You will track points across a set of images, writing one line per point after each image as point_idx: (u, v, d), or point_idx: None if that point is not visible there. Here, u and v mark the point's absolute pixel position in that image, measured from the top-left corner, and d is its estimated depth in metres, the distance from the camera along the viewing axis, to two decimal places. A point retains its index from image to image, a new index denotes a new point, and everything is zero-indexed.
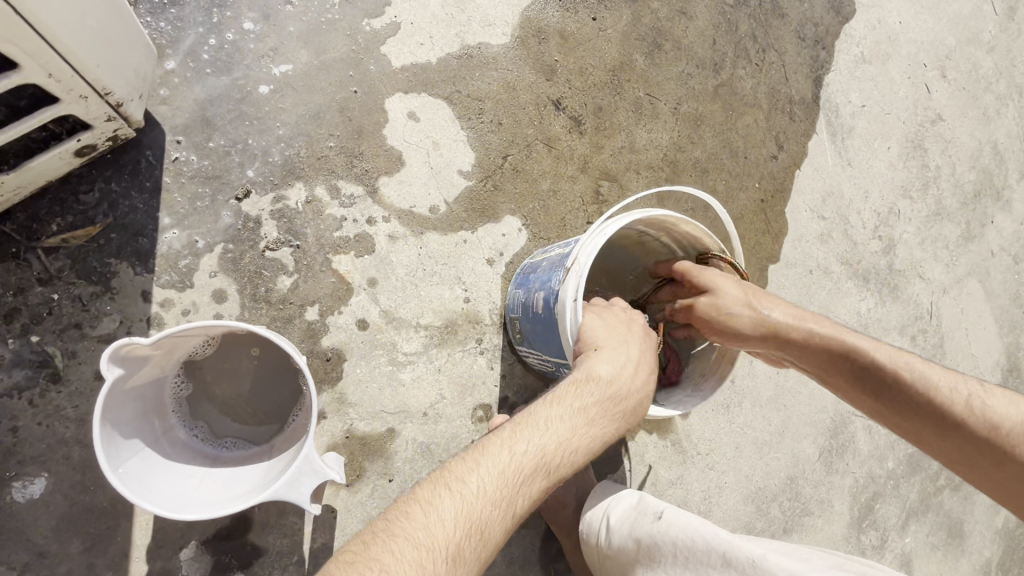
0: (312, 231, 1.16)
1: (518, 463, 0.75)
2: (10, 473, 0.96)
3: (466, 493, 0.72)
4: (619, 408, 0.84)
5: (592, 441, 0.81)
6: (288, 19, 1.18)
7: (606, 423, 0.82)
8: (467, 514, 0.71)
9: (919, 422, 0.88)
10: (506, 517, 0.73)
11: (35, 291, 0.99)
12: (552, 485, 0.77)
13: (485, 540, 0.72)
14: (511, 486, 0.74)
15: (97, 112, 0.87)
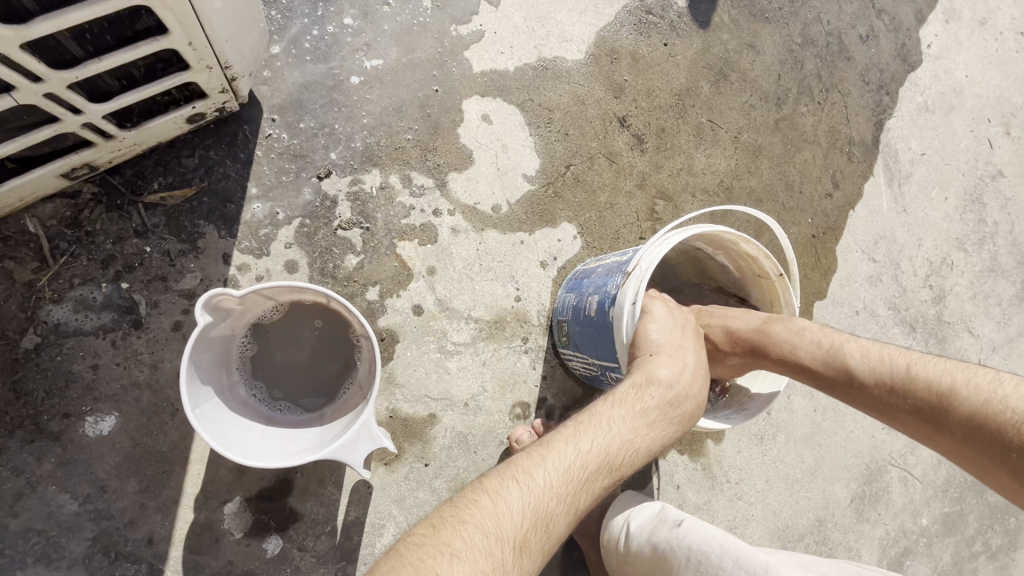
0: (381, 216, 1.22)
1: (583, 459, 0.79)
2: (85, 407, 1.02)
3: (534, 485, 0.75)
4: (674, 415, 0.89)
5: (651, 442, 0.85)
6: (384, 19, 1.26)
7: (663, 428, 0.87)
8: (535, 508, 0.74)
9: (918, 427, 0.87)
10: (569, 512, 0.76)
11: (131, 242, 1.06)
12: (612, 482, 0.81)
13: (551, 533, 0.74)
14: (576, 482, 0.78)
15: (215, 83, 0.95)
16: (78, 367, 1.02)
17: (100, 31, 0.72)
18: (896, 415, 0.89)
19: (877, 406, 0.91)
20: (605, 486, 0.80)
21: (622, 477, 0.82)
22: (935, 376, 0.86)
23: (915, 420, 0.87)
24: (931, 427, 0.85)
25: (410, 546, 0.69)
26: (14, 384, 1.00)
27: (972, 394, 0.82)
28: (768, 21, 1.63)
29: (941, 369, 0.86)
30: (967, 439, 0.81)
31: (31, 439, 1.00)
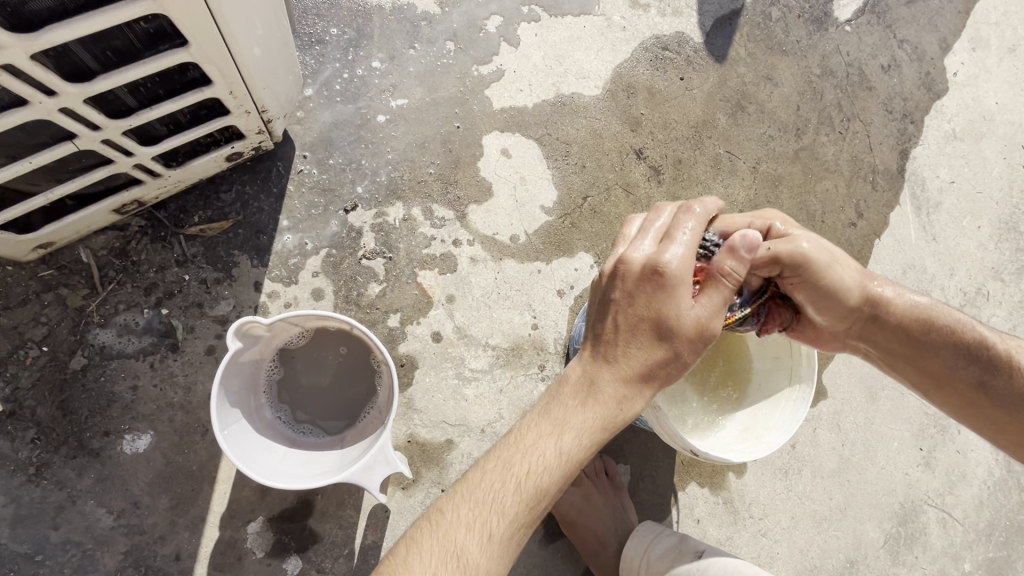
0: (403, 246, 1.28)
1: (487, 484, 0.78)
2: (123, 426, 1.08)
3: (444, 523, 0.77)
4: (591, 408, 0.79)
5: (561, 444, 0.78)
6: (410, 61, 1.34)
7: (575, 428, 0.78)
8: (447, 546, 0.75)
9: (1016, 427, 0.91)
10: (485, 540, 0.76)
11: (172, 270, 1.14)
12: (531, 497, 0.77)
13: (467, 567, 0.74)
14: (480, 509, 0.77)
15: (253, 125, 1.03)
16: (120, 388, 1.09)
17: (154, 85, 0.80)
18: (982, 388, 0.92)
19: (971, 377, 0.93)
20: (526, 503, 0.77)
21: (544, 489, 0.77)
22: None
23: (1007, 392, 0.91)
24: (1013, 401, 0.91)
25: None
26: (61, 403, 1.06)
27: None
28: (785, 53, 1.65)
29: None
30: None
31: (73, 456, 1.06)
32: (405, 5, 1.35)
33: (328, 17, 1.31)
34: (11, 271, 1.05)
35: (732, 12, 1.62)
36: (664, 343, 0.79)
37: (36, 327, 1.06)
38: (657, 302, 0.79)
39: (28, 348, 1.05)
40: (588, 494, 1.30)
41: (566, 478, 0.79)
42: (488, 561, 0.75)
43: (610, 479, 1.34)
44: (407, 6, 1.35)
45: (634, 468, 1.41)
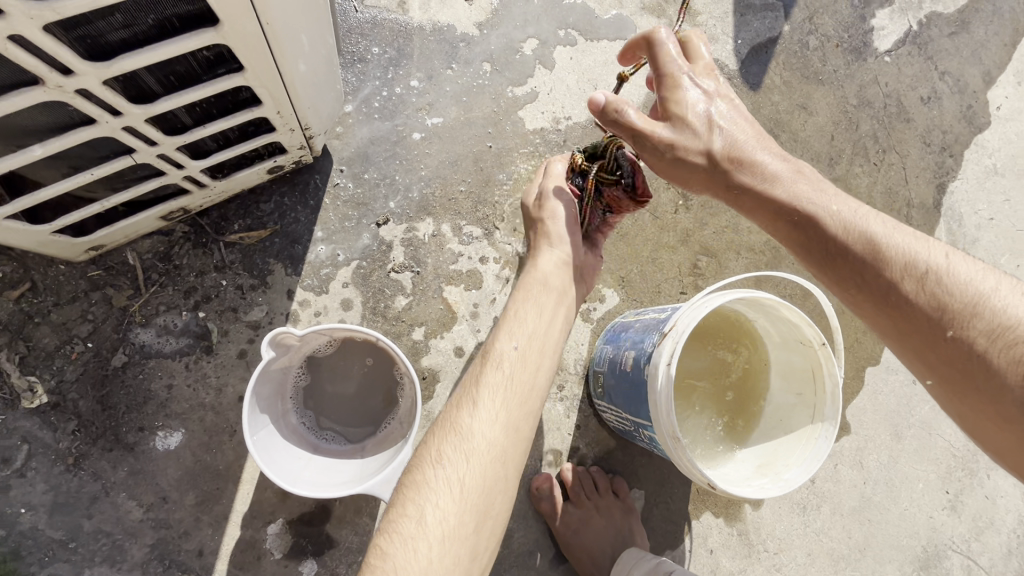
0: (431, 261, 1.31)
1: (473, 369, 0.88)
2: (156, 423, 1.13)
3: (444, 412, 0.84)
4: (524, 289, 0.93)
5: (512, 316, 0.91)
6: (447, 81, 1.37)
7: (517, 297, 0.92)
8: (444, 425, 0.82)
9: (925, 334, 0.74)
10: (472, 409, 0.82)
11: (211, 275, 1.18)
12: (499, 364, 0.85)
13: (463, 434, 0.80)
14: (467, 388, 0.85)
15: (295, 142, 1.08)
16: (156, 386, 1.13)
17: (207, 105, 0.84)
18: (927, 353, 0.75)
19: (923, 338, 0.75)
20: (495, 368, 0.85)
21: (506, 354, 0.86)
22: (970, 278, 0.75)
23: (967, 364, 0.72)
24: (976, 384, 0.71)
25: (382, 523, 0.76)
26: (101, 398, 1.11)
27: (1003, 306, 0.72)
28: (821, 83, 1.64)
29: (977, 271, 0.75)
30: (988, 349, 0.70)
31: (109, 449, 1.10)
32: (445, 26, 1.39)
33: (371, 36, 1.35)
34: (64, 269, 1.11)
35: (768, 40, 1.62)
36: (540, 228, 0.98)
37: (82, 324, 1.11)
38: (530, 212, 1.03)
39: (74, 343, 1.11)
40: (587, 516, 1.30)
41: (522, 341, 0.88)
42: (481, 425, 0.80)
43: (614, 502, 1.33)
44: (448, 28, 1.39)
45: (649, 493, 1.40)
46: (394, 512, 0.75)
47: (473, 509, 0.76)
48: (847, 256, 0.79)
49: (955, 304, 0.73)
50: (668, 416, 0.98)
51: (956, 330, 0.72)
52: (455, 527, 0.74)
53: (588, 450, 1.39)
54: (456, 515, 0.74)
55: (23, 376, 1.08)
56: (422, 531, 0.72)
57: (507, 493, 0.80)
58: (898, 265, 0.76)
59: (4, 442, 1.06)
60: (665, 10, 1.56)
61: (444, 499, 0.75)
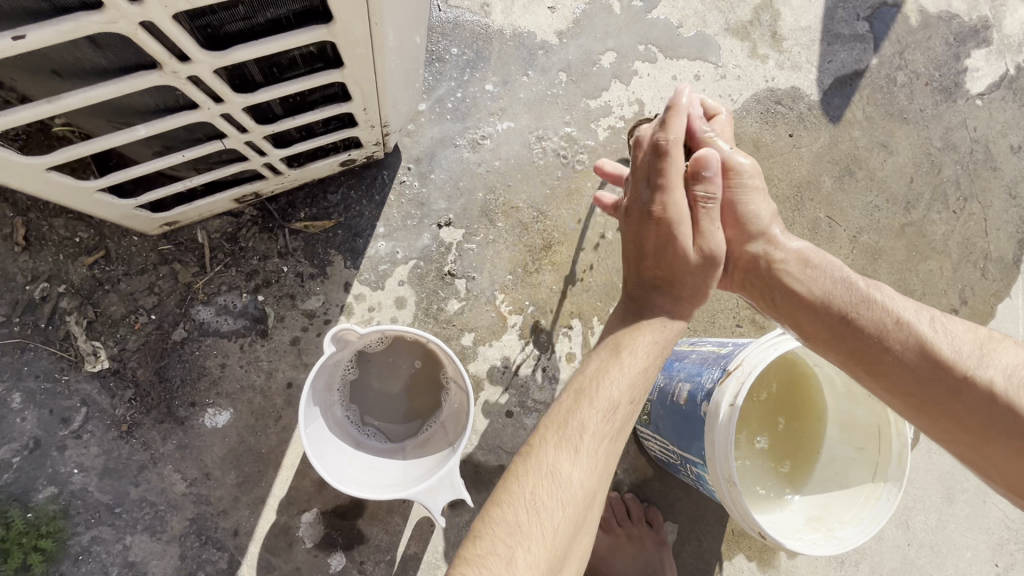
0: (487, 267, 1.29)
1: (569, 410, 0.83)
2: (207, 400, 1.14)
3: (535, 449, 0.81)
4: (654, 345, 0.88)
5: (636, 372, 0.85)
6: (522, 88, 1.36)
7: (635, 347, 0.87)
8: (538, 461, 0.79)
9: (931, 397, 0.80)
10: (574, 454, 0.79)
11: (273, 260, 1.20)
12: (607, 410, 0.82)
13: (561, 479, 0.77)
14: (564, 429, 0.81)
15: (372, 138, 1.08)
16: (210, 363, 1.15)
17: (300, 98, 0.85)
18: (948, 409, 0.79)
19: (940, 396, 0.80)
20: (604, 415, 0.82)
21: (613, 401, 0.83)
22: (962, 333, 0.82)
23: (984, 414, 0.77)
24: (1002, 430, 0.75)
25: (465, 546, 0.73)
26: (158, 369, 1.13)
27: (999, 362, 0.79)
28: (906, 121, 1.57)
29: (966, 327, 0.83)
30: (998, 403, 0.76)
31: (161, 420, 1.12)
32: (526, 32, 1.37)
33: (451, 36, 1.34)
34: (136, 241, 1.14)
35: (854, 72, 1.56)
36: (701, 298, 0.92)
37: (149, 296, 1.14)
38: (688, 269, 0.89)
39: (139, 314, 1.13)
40: (616, 543, 1.29)
41: (634, 390, 0.85)
42: (580, 473, 0.78)
43: (644, 531, 1.30)
44: (528, 34, 1.37)
45: (682, 527, 1.36)
46: (481, 537, 0.73)
47: (562, 554, 0.74)
48: (860, 321, 0.86)
49: (964, 358, 0.79)
50: (726, 459, 0.95)
51: (971, 380, 0.78)
52: (544, 573, 0.71)
53: (624, 476, 1.36)
54: (547, 559, 0.72)
55: (88, 341, 1.10)
56: (512, 573, 0.69)
57: (588, 535, 0.79)
58: (906, 326, 0.84)
59: (64, 403, 1.08)
60: (750, 33, 1.51)
61: (536, 543, 0.72)
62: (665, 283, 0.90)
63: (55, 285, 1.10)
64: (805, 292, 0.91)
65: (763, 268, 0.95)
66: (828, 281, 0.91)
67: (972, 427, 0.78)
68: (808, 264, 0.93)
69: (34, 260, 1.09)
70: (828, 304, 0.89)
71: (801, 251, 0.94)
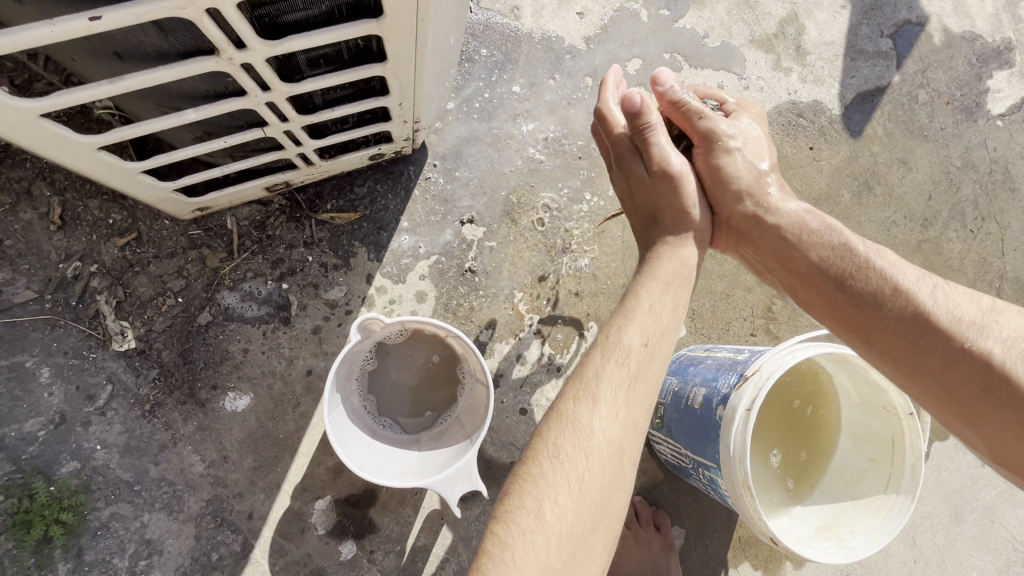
0: (506, 265, 1.31)
1: (586, 363, 0.86)
2: (228, 384, 1.16)
3: (557, 406, 0.84)
4: (659, 279, 0.91)
5: (644, 308, 0.88)
6: (548, 90, 1.38)
7: (645, 291, 0.90)
8: (558, 419, 0.82)
9: (925, 365, 0.80)
10: (592, 405, 0.81)
11: (299, 250, 1.22)
12: (622, 356, 0.85)
13: (581, 431, 0.79)
14: (582, 382, 0.84)
15: (403, 133, 1.10)
16: (233, 348, 1.17)
17: (340, 90, 0.87)
18: (944, 380, 0.79)
19: (935, 364, 0.79)
20: (619, 361, 0.84)
21: (629, 348, 0.85)
22: (964, 301, 0.81)
23: (978, 385, 0.76)
24: (995, 403, 0.75)
25: (495, 512, 0.77)
26: (183, 351, 1.15)
27: (1001, 331, 0.78)
28: (926, 139, 1.58)
29: (967, 295, 0.82)
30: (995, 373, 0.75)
31: (182, 402, 1.14)
32: (554, 36, 1.40)
33: (481, 38, 1.37)
34: (168, 225, 1.16)
35: (876, 88, 1.57)
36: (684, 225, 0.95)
37: (177, 279, 1.16)
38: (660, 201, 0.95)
39: (166, 296, 1.15)
40: (623, 545, 1.30)
41: (650, 335, 0.87)
42: (600, 423, 0.80)
43: (652, 535, 1.30)
44: (556, 38, 1.40)
45: (689, 532, 1.36)
46: (508, 506, 0.76)
47: (591, 508, 0.76)
48: (857, 287, 0.85)
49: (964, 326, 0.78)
50: (742, 464, 0.96)
51: (970, 349, 0.77)
52: (573, 523, 0.74)
53: (633, 478, 1.37)
54: (574, 511, 0.75)
55: (117, 320, 1.13)
56: (540, 525, 0.73)
57: (623, 491, 0.80)
58: (907, 293, 0.82)
59: (91, 380, 1.10)
60: (774, 46, 1.53)
61: (561, 496, 0.75)
62: (648, 220, 0.97)
63: (87, 264, 1.13)
64: (800, 259, 0.91)
65: (753, 227, 0.96)
66: (825, 245, 0.89)
67: (966, 397, 0.77)
68: (804, 228, 0.92)
69: (68, 239, 1.12)
70: (825, 271, 0.88)
71: (797, 214, 0.93)
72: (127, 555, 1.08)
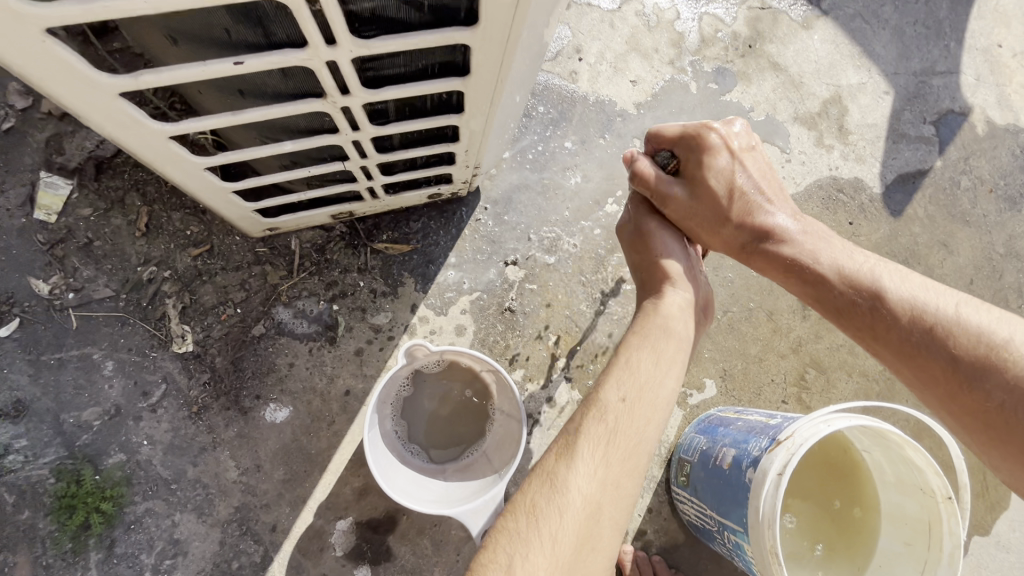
0: (545, 308, 1.36)
1: (570, 422, 0.90)
2: (271, 396, 1.22)
3: (542, 463, 0.86)
4: (639, 339, 0.94)
5: (620, 367, 0.92)
6: (598, 148, 1.47)
7: (626, 354, 0.93)
8: (541, 474, 0.84)
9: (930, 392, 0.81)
10: (570, 460, 0.83)
11: (352, 274, 1.29)
12: (601, 413, 0.87)
13: (558, 486, 0.81)
14: (565, 440, 0.87)
15: (463, 176, 1.18)
16: (281, 361, 1.23)
17: (416, 135, 0.96)
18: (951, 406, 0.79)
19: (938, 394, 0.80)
20: (597, 420, 0.87)
21: (610, 406, 0.88)
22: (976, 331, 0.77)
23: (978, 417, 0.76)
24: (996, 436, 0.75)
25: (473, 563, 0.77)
26: (234, 359, 1.21)
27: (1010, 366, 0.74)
28: (968, 223, 1.59)
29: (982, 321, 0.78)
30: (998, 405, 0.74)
31: (227, 407, 1.19)
32: (607, 100, 1.50)
33: (540, 96, 1.48)
34: (238, 240, 1.26)
35: (918, 171, 1.61)
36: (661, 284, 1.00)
37: (239, 291, 1.24)
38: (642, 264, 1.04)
39: (227, 306, 1.23)
40: None
41: (632, 395, 0.89)
42: (577, 479, 0.81)
43: None
44: (609, 101, 1.50)
45: None
46: (484, 558, 0.76)
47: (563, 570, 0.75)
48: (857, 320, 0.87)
49: (972, 355, 0.76)
50: (770, 529, 0.95)
51: (976, 382, 0.75)
52: None
53: (653, 537, 1.34)
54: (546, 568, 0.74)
55: (180, 324, 1.20)
56: None
57: (601, 555, 0.79)
58: (903, 329, 0.82)
59: (148, 377, 1.17)
60: (818, 124, 1.60)
61: (534, 553, 0.75)
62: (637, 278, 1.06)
63: (162, 270, 1.22)
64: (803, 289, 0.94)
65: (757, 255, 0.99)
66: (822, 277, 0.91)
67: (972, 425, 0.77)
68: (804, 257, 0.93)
69: (149, 245, 1.22)
70: (829, 301, 0.90)
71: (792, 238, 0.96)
72: (154, 553, 1.11)
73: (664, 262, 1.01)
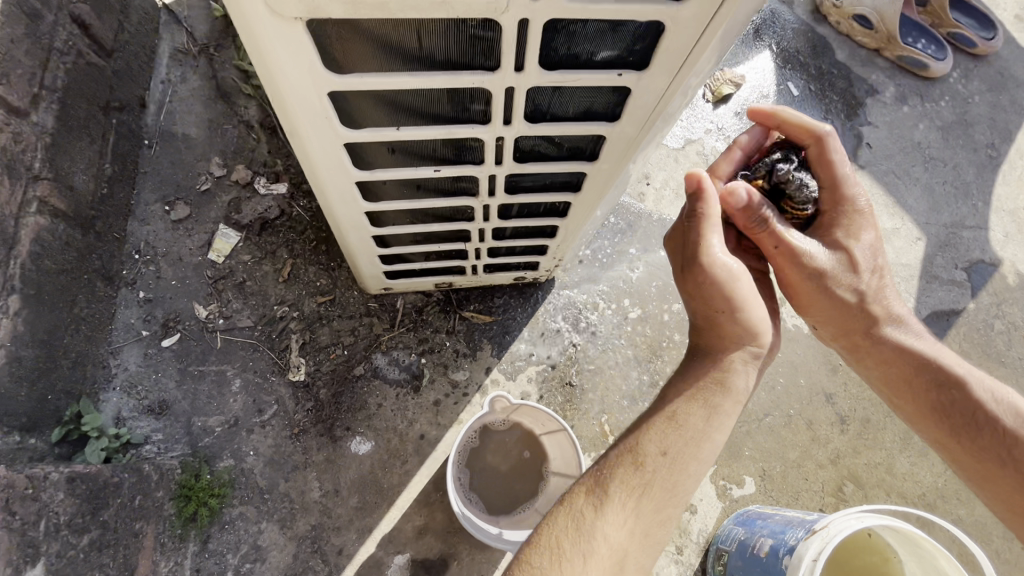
0: (601, 388, 1.53)
1: (602, 464, 0.89)
2: (358, 429, 1.40)
3: (568, 502, 0.86)
4: (691, 394, 0.92)
5: (663, 418, 0.90)
6: (658, 257, 1.71)
7: (670, 406, 0.91)
8: (567, 512, 0.84)
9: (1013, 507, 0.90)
10: (600, 505, 0.83)
11: (441, 334, 1.53)
12: (637, 460, 0.86)
13: (584, 530, 0.80)
14: (597, 483, 0.86)
15: (548, 265, 1.44)
16: (372, 401, 1.43)
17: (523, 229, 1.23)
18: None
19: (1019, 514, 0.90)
20: (632, 467, 0.85)
21: (647, 454, 0.86)
22: None
23: None
24: None
25: None
26: (335, 393, 1.43)
27: None
28: (1003, 364, 1.71)
29: None
30: None
31: (322, 433, 1.39)
32: (669, 219, 1.77)
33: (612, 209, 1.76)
34: (355, 295, 1.53)
35: (951, 310, 1.76)
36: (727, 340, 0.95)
37: (348, 336, 1.49)
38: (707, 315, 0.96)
39: (337, 347, 1.47)
40: None
41: (671, 447, 0.87)
42: (605, 526, 0.81)
43: None
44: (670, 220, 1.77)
45: None
46: None
47: None
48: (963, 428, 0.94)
49: None
50: None
51: None
52: None
53: None
54: None
55: (298, 356, 1.45)
56: None
57: None
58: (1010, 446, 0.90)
59: (265, 397, 1.40)
60: None
61: None
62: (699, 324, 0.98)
63: (292, 310, 1.49)
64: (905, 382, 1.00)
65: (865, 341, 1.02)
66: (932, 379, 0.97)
67: None
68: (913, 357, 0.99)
69: (286, 289, 1.50)
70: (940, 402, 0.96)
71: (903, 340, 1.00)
72: (238, 555, 1.26)
73: (744, 316, 0.94)
